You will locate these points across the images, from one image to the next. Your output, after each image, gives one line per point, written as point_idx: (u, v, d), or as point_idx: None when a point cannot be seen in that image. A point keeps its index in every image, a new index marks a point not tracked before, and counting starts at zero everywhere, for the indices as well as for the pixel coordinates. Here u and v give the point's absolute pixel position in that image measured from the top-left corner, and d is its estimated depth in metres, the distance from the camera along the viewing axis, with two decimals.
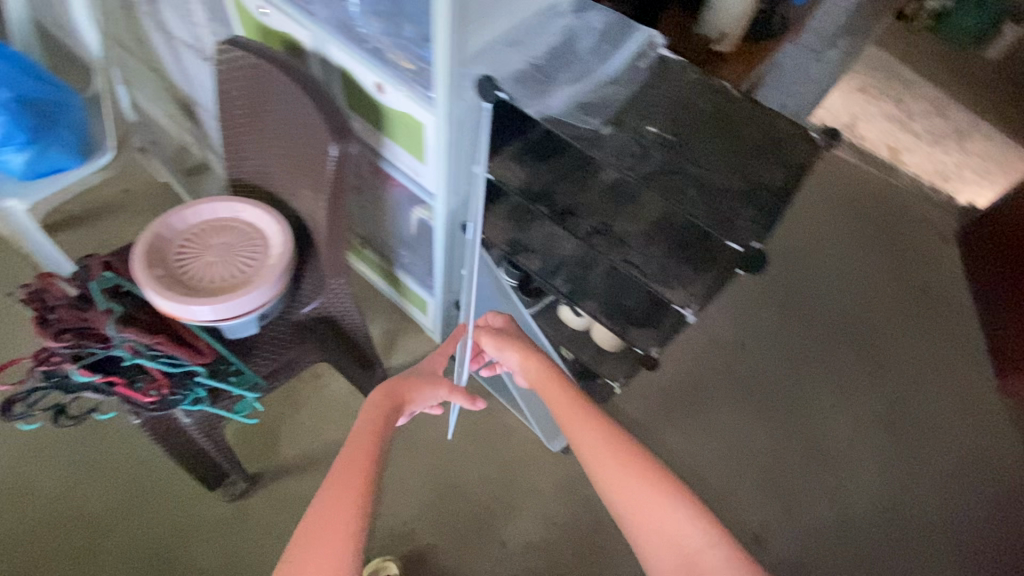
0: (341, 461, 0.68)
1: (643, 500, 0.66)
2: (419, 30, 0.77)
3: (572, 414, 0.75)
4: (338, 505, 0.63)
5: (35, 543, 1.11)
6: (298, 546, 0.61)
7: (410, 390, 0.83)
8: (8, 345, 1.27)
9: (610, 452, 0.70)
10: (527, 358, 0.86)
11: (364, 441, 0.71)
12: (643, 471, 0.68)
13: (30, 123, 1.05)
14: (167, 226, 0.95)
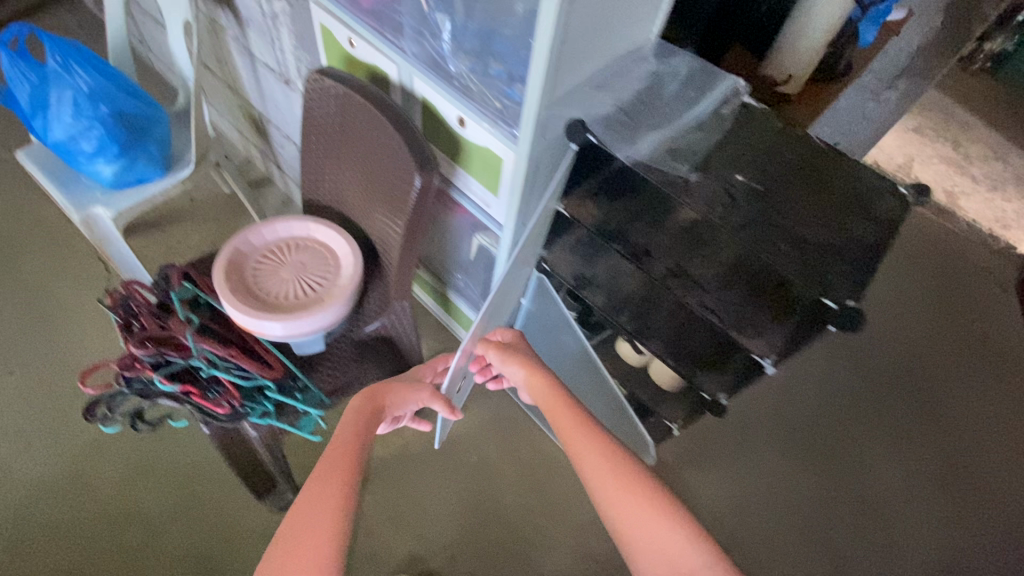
0: (327, 459, 0.73)
1: (635, 510, 0.67)
2: (507, 69, 0.80)
3: (570, 424, 0.78)
4: (325, 498, 0.67)
5: (90, 539, 1.14)
6: (284, 537, 0.64)
7: (392, 394, 0.88)
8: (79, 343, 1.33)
9: (607, 461, 0.72)
10: (529, 370, 0.90)
11: (348, 443, 0.76)
12: (639, 481, 0.70)
13: (122, 137, 1.10)
14: (246, 242, 0.98)
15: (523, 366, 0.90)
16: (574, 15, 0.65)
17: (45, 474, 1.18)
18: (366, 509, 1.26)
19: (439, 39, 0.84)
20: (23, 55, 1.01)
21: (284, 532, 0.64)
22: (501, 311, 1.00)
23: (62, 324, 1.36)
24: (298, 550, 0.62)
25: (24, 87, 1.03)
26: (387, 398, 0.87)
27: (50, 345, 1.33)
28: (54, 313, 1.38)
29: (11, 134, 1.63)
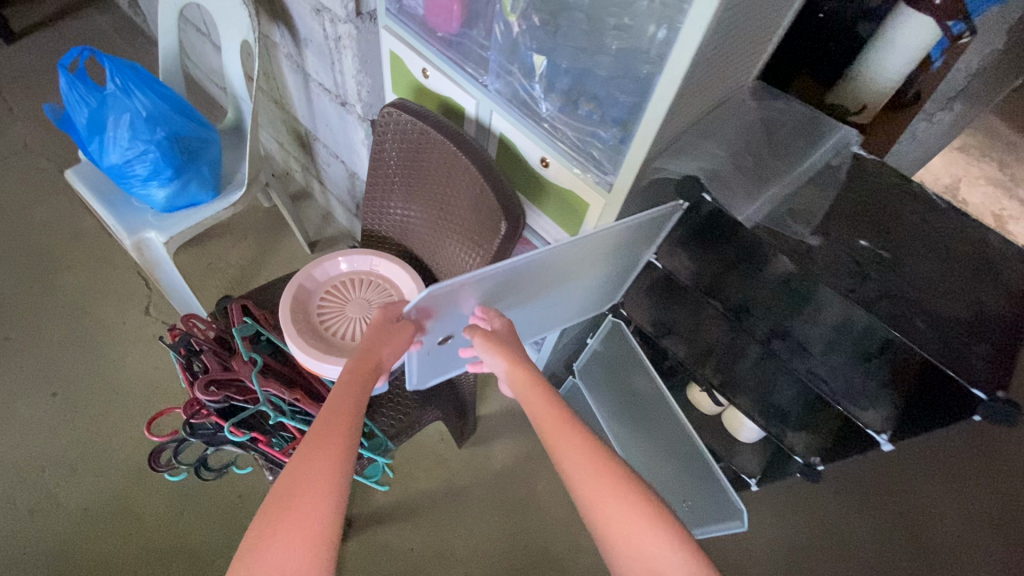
0: (320, 423, 0.56)
1: (643, 547, 0.51)
2: (600, 110, 0.76)
3: (563, 430, 0.59)
4: (315, 477, 0.52)
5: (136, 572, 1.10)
6: (266, 522, 0.50)
7: (389, 347, 0.64)
8: (125, 364, 1.31)
9: (607, 483, 0.55)
10: (516, 357, 0.66)
11: (347, 408, 0.58)
12: (644, 512, 0.53)
13: (177, 160, 1.07)
14: (310, 277, 0.95)
15: (506, 354, 0.66)
16: (695, 66, 0.61)
17: (89, 502, 1.15)
18: (412, 545, 1.22)
19: (526, 77, 0.80)
20: (82, 78, 0.98)
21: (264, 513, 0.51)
22: (521, 292, 0.73)
23: (105, 345, 1.33)
24: (279, 543, 0.49)
25: (82, 112, 1.00)
26: (384, 355, 0.64)
27: (93, 367, 1.30)
28: (95, 333, 1.34)
29: (49, 144, 1.60)
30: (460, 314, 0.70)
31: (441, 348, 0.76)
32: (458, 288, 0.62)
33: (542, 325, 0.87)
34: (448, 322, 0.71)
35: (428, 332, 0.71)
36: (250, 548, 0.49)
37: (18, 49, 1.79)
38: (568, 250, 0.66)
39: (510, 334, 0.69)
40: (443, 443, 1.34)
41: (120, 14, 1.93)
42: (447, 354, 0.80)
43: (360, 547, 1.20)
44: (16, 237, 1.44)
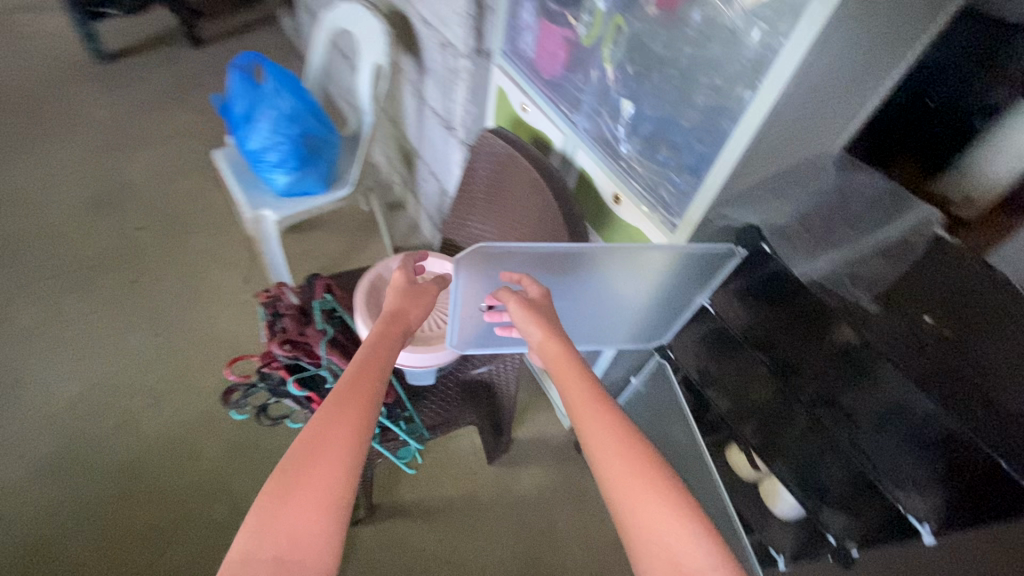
0: (341, 381, 0.62)
1: (662, 534, 0.51)
2: (676, 158, 0.81)
3: (589, 405, 0.59)
4: (332, 439, 0.56)
5: (184, 503, 1.21)
6: (282, 480, 0.54)
7: (415, 310, 0.75)
8: (219, 320, 1.49)
9: (623, 457, 0.55)
10: (554, 328, 0.66)
11: (368, 379, 0.63)
12: (659, 490, 0.53)
13: (302, 153, 1.24)
14: (388, 268, 1.05)
15: (544, 325, 0.65)
16: (772, 124, 0.65)
17: (162, 432, 1.30)
18: (425, 545, 1.24)
19: (613, 121, 0.88)
20: (245, 79, 1.21)
21: (279, 471, 0.54)
22: (563, 283, 0.75)
23: (208, 300, 1.53)
24: (297, 497, 0.53)
25: (239, 104, 1.22)
26: (412, 316, 0.74)
27: (194, 317, 1.49)
28: (202, 290, 1.54)
29: (209, 128, 1.91)
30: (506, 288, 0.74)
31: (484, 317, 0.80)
32: (505, 255, 0.67)
33: (581, 330, 0.88)
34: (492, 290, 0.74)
35: (470, 296, 0.75)
36: (265, 504, 0.53)
37: (201, 52, 2.15)
38: (607, 256, 0.71)
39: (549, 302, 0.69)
40: (475, 456, 1.38)
41: (283, 33, 2.28)
42: (490, 331, 0.84)
43: (377, 534, 1.24)
44: (163, 200, 1.71)
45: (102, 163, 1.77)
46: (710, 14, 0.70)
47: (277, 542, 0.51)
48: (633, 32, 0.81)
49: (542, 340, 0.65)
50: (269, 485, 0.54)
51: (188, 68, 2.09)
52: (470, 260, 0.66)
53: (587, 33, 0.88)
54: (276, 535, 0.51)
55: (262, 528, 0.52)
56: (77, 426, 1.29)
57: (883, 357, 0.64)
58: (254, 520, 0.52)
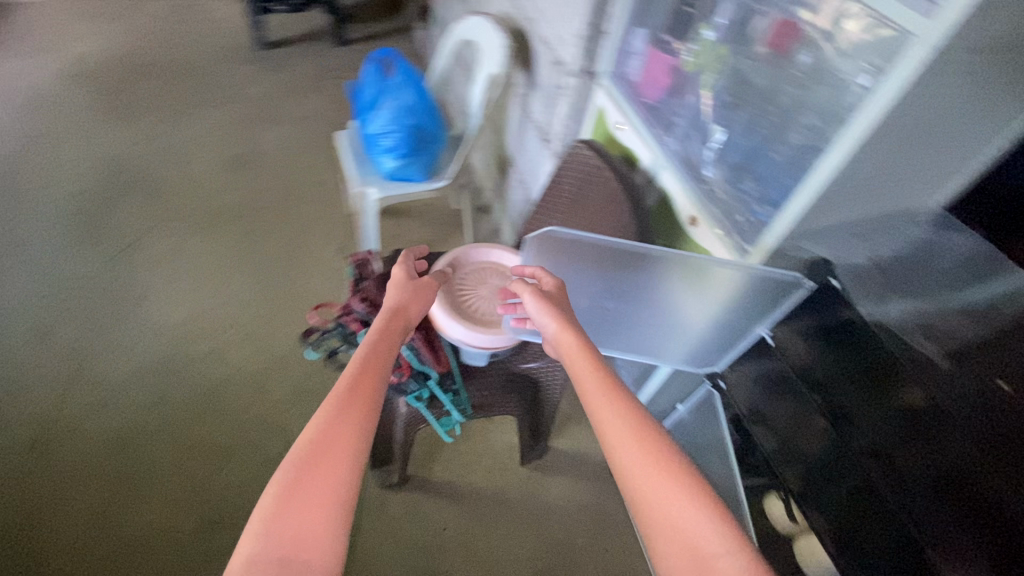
0: (345, 378, 0.64)
1: (678, 518, 0.52)
2: (760, 189, 0.81)
3: (605, 394, 0.62)
4: (338, 434, 0.57)
5: (247, 430, 1.35)
6: (286, 479, 0.53)
7: (415, 304, 0.82)
8: (308, 280, 1.65)
9: (636, 438, 0.58)
10: (570, 322, 0.71)
11: (370, 374, 0.65)
12: (677, 474, 0.55)
13: (411, 141, 1.37)
14: (466, 254, 1.10)
15: (560, 317, 0.70)
16: (862, 162, 0.65)
17: (242, 366, 1.46)
18: (445, 525, 1.29)
19: (702, 146, 0.91)
20: (377, 72, 1.41)
21: (281, 472, 0.54)
22: (621, 283, 0.79)
23: (302, 260, 1.70)
24: (302, 492, 0.53)
25: (368, 92, 1.40)
26: (412, 310, 0.81)
27: (288, 273, 1.67)
28: (300, 251, 1.72)
29: (335, 114, 2.14)
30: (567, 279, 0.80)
31: None
32: (573, 243, 0.73)
33: (633, 340, 0.90)
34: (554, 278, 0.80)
35: None
36: (270, 502, 0.52)
37: (341, 50, 2.43)
38: (671, 267, 0.76)
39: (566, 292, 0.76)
40: (509, 453, 1.41)
41: (414, 42, 2.52)
42: None
43: (402, 502, 1.31)
44: (284, 169, 1.93)
45: (243, 129, 2.04)
46: (817, 57, 0.70)
47: (282, 536, 0.50)
48: (738, 66, 0.83)
49: (559, 332, 0.70)
50: (272, 484, 0.53)
51: (328, 61, 2.37)
52: (540, 241, 0.74)
53: (694, 62, 0.92)
54: (283, 528, 0.51)
55: (268, 526, 0.50)
56: (176, 344, 1.48)
57: (951, 423, 0.61)
58: (257, 523, 0.51)
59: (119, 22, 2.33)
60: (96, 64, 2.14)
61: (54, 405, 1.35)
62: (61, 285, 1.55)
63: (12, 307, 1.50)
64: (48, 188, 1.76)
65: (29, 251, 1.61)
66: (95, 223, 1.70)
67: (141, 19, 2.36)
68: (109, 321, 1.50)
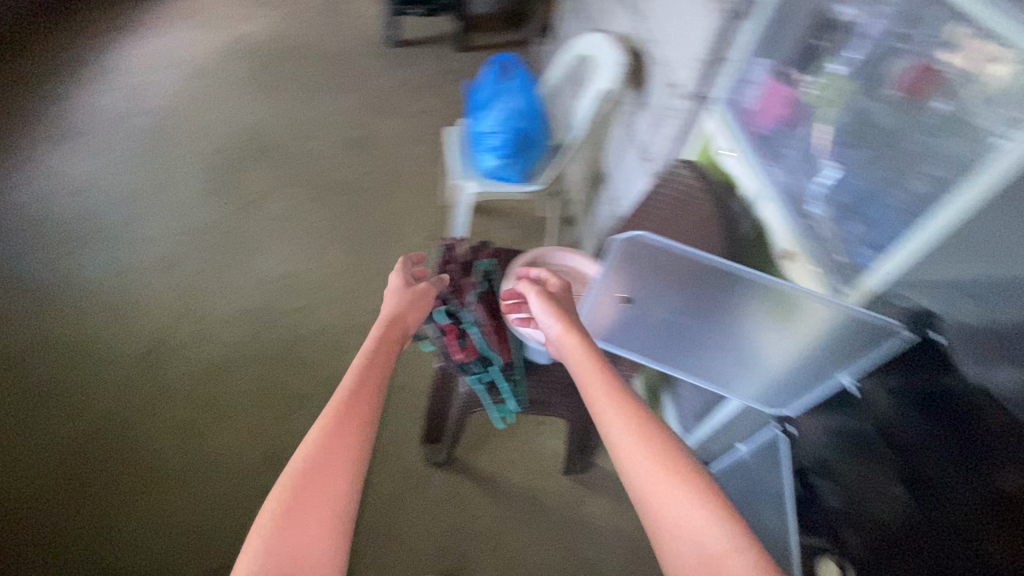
0: (343, 391, 0.69)
1: (677, 511, 0.57)
2: (868, 233, 0.77)
3: (610, 398, 0.69)
4: (339, 448, 0.62)
5: (318, 383, 1.46)
6: (283, 497, 0.57)
7: (411, 313, 0.89)
8: (396, 258, 1.76)
9: (640, 437, 0.64)
10: (576, 327, 0.82)
11: (367, 390, 0.70)
12: (687, 479, 0.59)
13: (514, 142, 1.43)
14: (548, 256, 1.13)
15: (568, 322, 0.82)
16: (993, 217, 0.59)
17: (325, 324, 1.58)
18: (479, 513, 1.31)
19: (810, 180, 0.88)
20: (496, 76, 1.50)
21: (280, 488, 0.58)
22: (701, 301, 0.79)
23: (394, 239, 1.81)
24: (303, 504, 0.57)
25: (484, 94, 1.50)
26: (409, 320, 0.88)
27: (380, 249, 1.78)
28: (393, 230, 1.84)
29: (447, 112, 2.27)
30: (645, 291, 0.81)
31: (622, 310, 0.86)
32: (657, 252, 0.72)
33: (704, 363, 0.92)
34: (633, 285, 0.81)
35: (614, 284, 0.83)
36: (272, 517, 0.56)
37: (463, 55, 2.59)
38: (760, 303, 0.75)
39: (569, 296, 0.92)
40: (553, 459, 1.41)
41: (531, 56, 2.62)
42: (623, 327, 0.89)
43: (443, 481, 1.35)
44: (393, 154, 2.08)
45: (364, 113, 2.21)
46: (957, 105, 0.63)
47: (282, 546, 0.54)
48: (864, 105, 0.77)
49: (565, 336, 0.80)
50: (271, 502, 0.57)
51: (449, 63, 2.52)
52: (627, 245, 0.72)
53: (818, 95, 0.86)
54: (283, 538, 0.54)
55: (269, 539, 0.54)
56: (273, 296, 1.63)
57: None
58: (257, 541, 0.54)
59: (278, 9, 2.63)
60: (253, 43, 2.42)
61: (168, 330, 1.54)
62: (192, 228, 1.77)
63: (150, 240, 1.72)
64: (197, 145, 2.01)
65: (173, 196, 1.85)
66: (227, 180, 1.92)
67: (296, 8, 2.64)
68: (225, 265, 1.68)
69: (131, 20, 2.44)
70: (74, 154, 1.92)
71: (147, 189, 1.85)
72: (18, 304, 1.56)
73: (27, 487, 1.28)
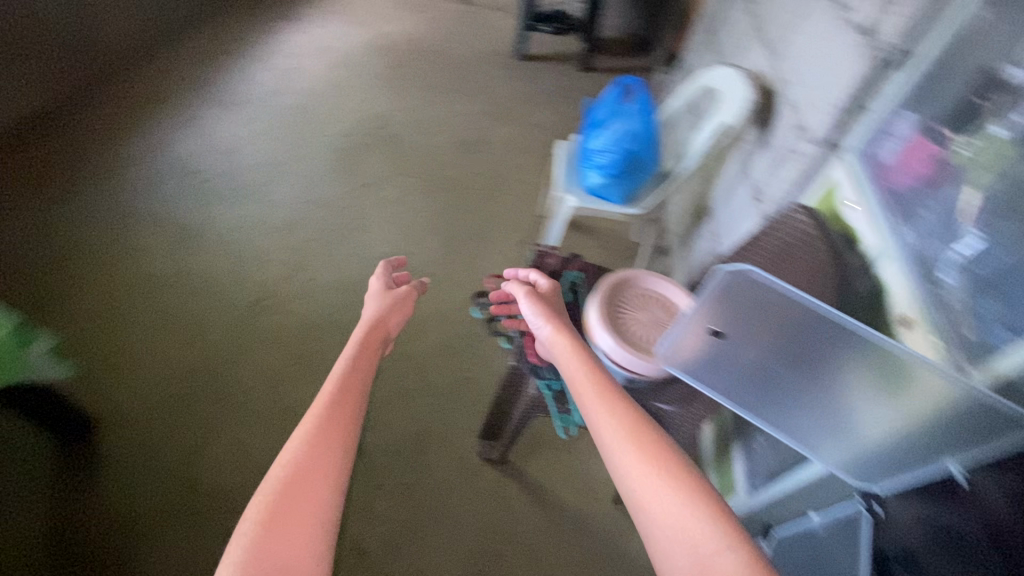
0: (322, 403, 0.72)
1: (664, 499, 0.63)
2: (1007, 314, 0.68)
3: (601, 395, 0.76)
4: (322, 455, 0.65)
5: (396, 361, 1.55)
6: (266, 505, 0.58)
7: (393, 316, 0.97)
8: (487, 257, 1.83)
9: (632, 433, 0.70)
10: (566, 328, 0.90)
11: (349, 401, 0.74)
12: (674, 476, 0.64)
13: (624, 163, 1.44)
14: (641, 278, 1.13)
15: (558, 324, 0.90)
16: None
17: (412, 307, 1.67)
18: (520, 521, 1.32)
19: (943, 245, 0.80)
20: (618, 95, 1.51)
21: (258, 501, 0.59)
22: (798, 348, 0.77)
23: (488, 239, 1.88)
24: (283, 510, 0.58)
25: (603, 111, 1.52)
26: (391, 324, 0.95)
27: (474, 246, 1.86)
28: (490, 231, 1.91)
29: (560, 128, 2.33)
30: (740, 327, 0.78)
31: (709, 347, 0.81)
32: (767, 288, 0.73)
33: (789, 419, 0.82)
34: (729, 320, 0.79)
35: (706, 315, 0.79)
36: (252, 528, 0.56)
37: (585, 77, 2.64)
38: (873, 374, 0.72)
39: (555, 296, 1.03)
40: (604, 486, 1.38)
41: (654, 85, 2.62)
42: (706, 366, 0.83)
43: (492, 480, 1.37)
44: (502, 160, 2.16)
45: (481, 119, 2.32)
46: None
47: (263, 551, 0.54)
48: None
49: (555, 335, 0.89)
50: (247, 516, 0.57)
51: (569, 82, 2.59)
52: (733, 276, 0.73)
53: (970, 157, 0.77)
54: (264, 545, 0.55)
55: (251, 547, 0.54)
56: (371, 273, 1.74)
57: None
58: (236, 552, 0.54)
59: (420, 13, 2.82)
60: (395, 41, 2.63)
61: (277, 285, 1.68)
62: (313, 197, 1.93)
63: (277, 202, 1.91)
64: (329, 125, 2.19)
65: (302, 166, 2.02)
66: (350, 160, 2.07)
67: (435, 14, 2.82)
68: (335, 235, 1.83)
69: (293, 8, 2.71)
70: (228, 115, 2.15)
71: (281, 157, 2.04)
72: (157, 232, 1.74)
73: (134, 399, 1.41)
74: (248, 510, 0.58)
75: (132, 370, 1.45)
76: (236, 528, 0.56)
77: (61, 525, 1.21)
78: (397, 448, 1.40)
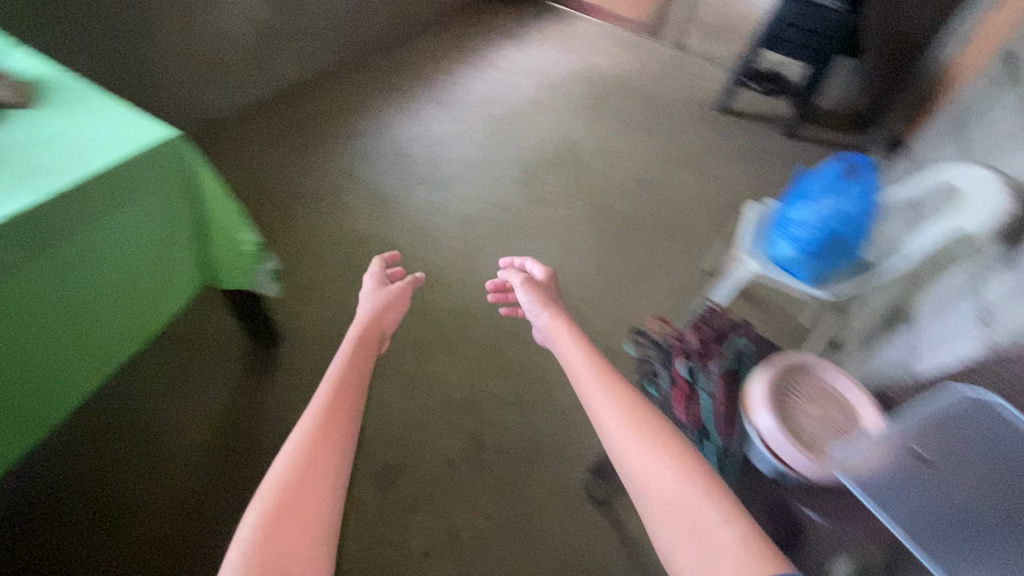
0: (321, 401, 0.69)
1: (667, 480, 0.61)
2: None
3: (598, 382, 0.76)
4: (323, 452, 0.62)
5: (525, 370, 1.60)
6: (267, 511, 0.55)
7: (388, 312, 1.00)
8: (637, 292, 1.79)
9: (629, 412, 0.69)
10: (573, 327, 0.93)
11: (349, 394, 0.72)
12: (673, 456, 0.63)
13: (823, 243, 1.34)
14: (819, 370, 1.03)
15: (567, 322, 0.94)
16: None
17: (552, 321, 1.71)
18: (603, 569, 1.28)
19: None
20: (840, 169, 1.38)
21: (258, 502, 0.56)
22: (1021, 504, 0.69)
23: (642, 275, 1.85)
24: (285, 508, 0.55)
25: (817, 181, 1.40)
26: (386, 320, 0.98)
27: (626, 275, 1.84)
28: (646, 268, 1.87)
29: (744, 188, 2.23)
30: (954, 459, 0.74)
31: (909, 469, 0.74)
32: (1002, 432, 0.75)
33: None
34: (944, 447, 0.76)
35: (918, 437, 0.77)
36: (253, 532, 0.53)
37: (784, 143, 2.50)
38: None
39: (552, 291, 1.10)
40: None
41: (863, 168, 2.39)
42: (895, 494, 0.72)
43: (585, 517, 1.35)
44: (676, 203, 2.12)
45: (666, 161, 2.31)
46: None
47: (267, 550, 0.52)
48: None
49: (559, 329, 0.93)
50: (246, 521, 0.54)
51: (767, 145, 2.47)
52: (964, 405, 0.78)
53: None
54: (267, 544, 0.52)
55: (256, 546, 0.52)
56: None
57: None
58: (237, 555, 0.51)
59: (631, 52, 2.90)
60: (601, 73, 2.74)
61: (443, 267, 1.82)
62: (489, 192, 2.07)
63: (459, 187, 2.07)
64: (523, 136, 2.33)
65: (490, 167, 2.17)
66: (534, 171, 2.18)
67: (646, 55, 2.89)
68: (499, 230, 1.93)
69: (517, 28, 2.96)
70: (440, 106, 2.40)
71: (472, 151, 2.23)
72: (359, 190, 1.99)
73: (306, 331, 1.61)
74: (245, 518, 0.55)
75: (310, 305, 1.67)
76: (234, 537, 0.53)
77: (228, 429, 1.40)
78: (507, 452, 1.44)
